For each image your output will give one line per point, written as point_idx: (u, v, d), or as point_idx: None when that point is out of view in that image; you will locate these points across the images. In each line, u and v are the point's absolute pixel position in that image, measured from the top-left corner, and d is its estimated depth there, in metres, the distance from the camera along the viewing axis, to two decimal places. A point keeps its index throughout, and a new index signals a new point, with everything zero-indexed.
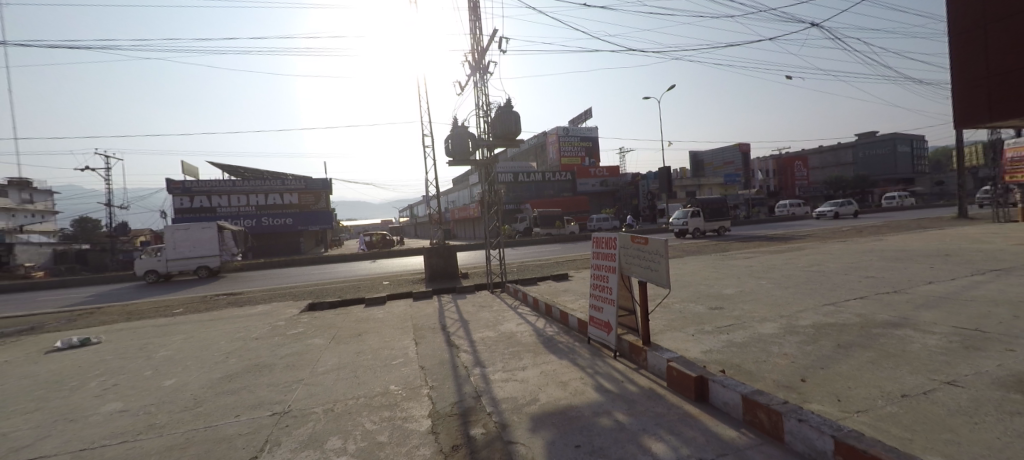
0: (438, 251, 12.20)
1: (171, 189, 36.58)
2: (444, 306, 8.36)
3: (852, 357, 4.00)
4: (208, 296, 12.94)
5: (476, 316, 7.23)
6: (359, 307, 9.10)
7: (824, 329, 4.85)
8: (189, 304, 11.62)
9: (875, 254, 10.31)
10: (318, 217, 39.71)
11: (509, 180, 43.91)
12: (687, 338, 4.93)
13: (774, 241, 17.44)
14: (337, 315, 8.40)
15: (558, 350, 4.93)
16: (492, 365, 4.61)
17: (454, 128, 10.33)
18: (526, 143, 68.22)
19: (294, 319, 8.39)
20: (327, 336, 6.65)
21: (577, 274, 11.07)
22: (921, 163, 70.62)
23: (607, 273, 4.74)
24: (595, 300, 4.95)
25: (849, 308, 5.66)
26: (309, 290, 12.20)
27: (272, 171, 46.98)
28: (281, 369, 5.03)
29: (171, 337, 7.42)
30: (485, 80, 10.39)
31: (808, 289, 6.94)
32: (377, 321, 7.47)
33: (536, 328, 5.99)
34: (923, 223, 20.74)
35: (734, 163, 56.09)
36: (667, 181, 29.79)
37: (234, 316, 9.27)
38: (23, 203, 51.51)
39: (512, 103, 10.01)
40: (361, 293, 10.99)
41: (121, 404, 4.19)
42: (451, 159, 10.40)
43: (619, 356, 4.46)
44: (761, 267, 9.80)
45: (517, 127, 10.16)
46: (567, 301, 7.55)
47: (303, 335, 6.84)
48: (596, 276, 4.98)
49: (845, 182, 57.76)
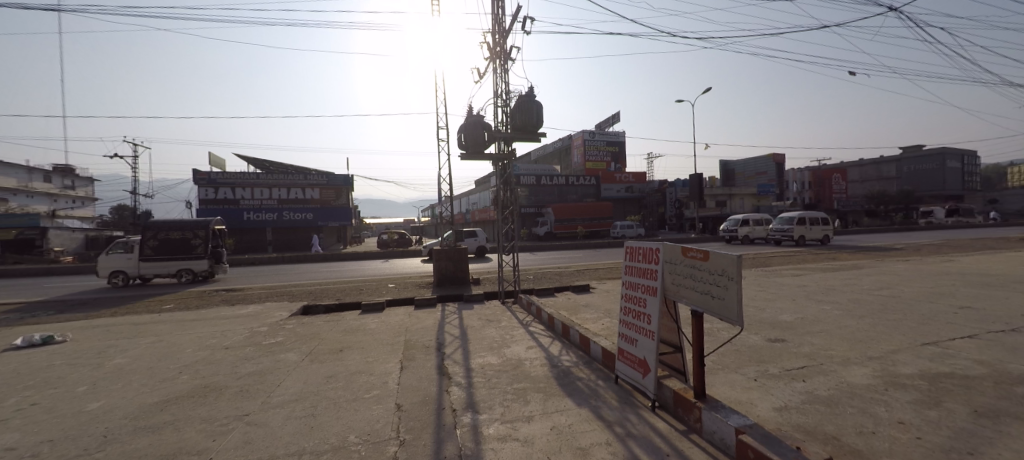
0: (447, 254, 11.26)
1: (196, 179, 36.99)
2: (445, 317, 7.34)
3: (1012, 436, 2.66)
4: (206, 291, 12.38)
5: (479, 332, 6.17)
6: (352, 314, 8.16)
7: (943, 383, 3.49)
8: (184, 299, 11.05)
9: (959, 279, 8.60)
10: (338, 213, 39.66)
11: (531, 182, 42.94)
12: (748, 386, 3.69)
13: (821, 256, 15.63)
14: (327, 322, 7.54)
15: (574, 391, 3.80)
16: (487, 410, 3.51)
17: (469, 119, 9.37)
18: (549, 145, 66.81)
19: (278, 325, 7.54)
20: (306, 350, 5.75)
21: (599, 286, 9.87)
22: (974, 179, 65.39)
23: (645, 295, 3.55)
24: (627, 329, 3.80)
25: (963, 351, 4.23)
26: (309, 290, 11.47)
27: (296, 166, 47.52)
28: (230, 397, 4.09)
29: (138, 343, 6.67)
30: (505, 67, 9.38)
31: (894, 321, 5.51)
32: (367, 333, 6.53)
33: (548, 356, 4.85)
34: (991, 243, 18.43)
35: (767, 173, 53.32)
36: (697, 188, 27.96)
37: (218, 318, 8.50)
38: (65, 190, 54.02)
39: (535, 91, 8.93)
40: (362, 297, 10.16)
41: (15, 437, 3.34)
42: (463, 152, 9.40)
43: (658, 408, 3.31)
44: (819, 288, 8.31)
45: (539, 118, 9.08)
46: (588, 321, 6.38)
47: (278, 347, 5.93)
48: (629, 298, 3.82)
49: (887, 197, 54.01)
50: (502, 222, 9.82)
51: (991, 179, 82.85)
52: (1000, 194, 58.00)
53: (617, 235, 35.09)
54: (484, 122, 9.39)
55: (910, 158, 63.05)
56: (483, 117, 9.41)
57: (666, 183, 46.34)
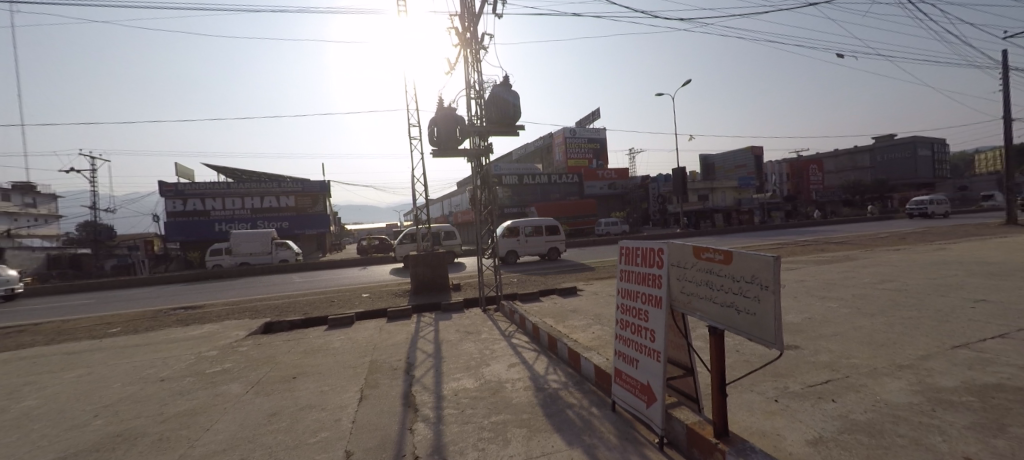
0: (424, 259, 10.51)
1: (163, 191, 35.19)
2: (419, 331, 6.58)
3: None
4: (160, 310, 11.30)
5: (455, 349, 5.45)
6: (316, 331, 7.33)
7: (997, 401, 2.98)
8: (134, 320, 10.00)
9: (957, 268, 8.31)
10: (315, 221, 38.24)
11: (514, 182, 42.31)
12: (771, 411, 3.11)
13: (810, 248, 15.42)
14: (287, 342, 6.72)
15: (565, 422, 3.15)
16: (458, 455, 2.81)
17: (440, 112, 8.66)
18: (531, 145, 66.37)
19: (230, 347, 6.67)
20: (255, 378, 4.95)
21: (588, 288, 9.27)
22: (942, 166, 67.84)
23: (647, 307, 2.92)
24: (625, 346, 3.16)
25: (1000, 355, 3.77)
26: (274, 305, 10.52)
27: (271, 174, 45.79)
28: (144, 446, 3.29)
29: (57, 377, 5.70)
30: (477, 57, 8.72)
31: (910, 320, 5.07)
32: (330, 353, 5.76)
33: (532, 376, 4.19)
34: (971, 229, 18.57)
35: (746, 166, 54.03)
36: (681, 183, 27.74)
37: (165, 342, 7.55)
38: (24, 206, 50.82)
39: (510, 81, 8.29)
40: (332, 309, 9.33)
41: None
42: (434, 148, 8.65)
43: (667, 446, 2.69)
44: (817, 283, 7.89)
45: (516, 110, 8.46)
46: (577, 330, 5.76)
47: (221, 377, 5.09)
48: (627, 308, 3.18)
49: (862, 186, 55.35)
50: (480, 224, 9.11)
51: (958, 167, 86.32)
52: (967, 180, 60.16)
53: (603, 232, 34.77)
54: (457, 115, 8.67)
55: (883, 148, 64.76)
56: (455, 111, 8.71)
57: (650, 179, 46.37)
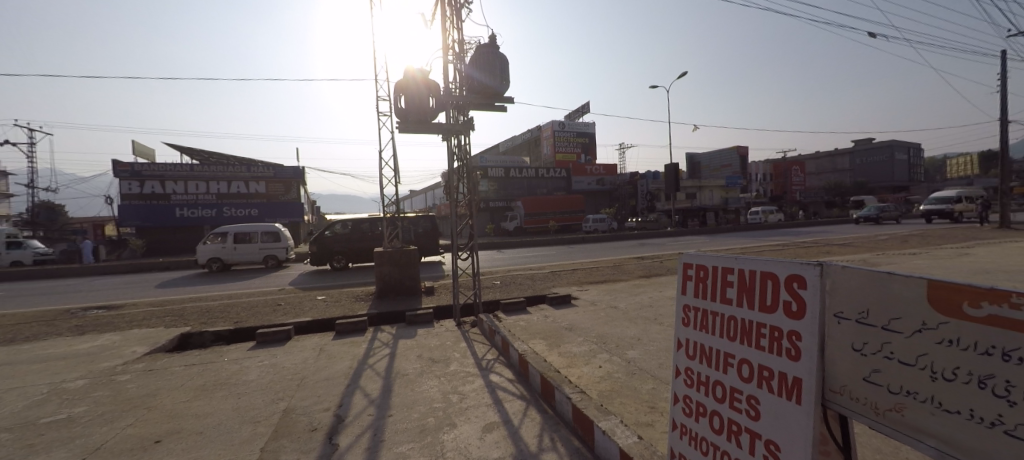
0: (391, 257, 8.89)
1: (117, 171, 32.11)
2: (369, 356, 5.00)
3: None
4: (60, 313, 9.20)
5: (408, 391, 3.87)
6: (236, 352, 5.62)
7: None
8: (25, 325, 8.07)
9: (1009, 279, 7.12)
10: (287, 209, 35.62)
11: (499, 175, 40.72)
12: None
13: (814, 250, 14.39)
14: (195, 366, 5.07)
15: None
16: None
17: (408, 76, 6.97)
18: (518, 137, 64.72)
19: (107, 374, 4.92)
20: (103, 439, 3.30)
21: (582, 296, 7.77)
22: (917, 171, 69.54)
23: (769, 393, 1.39)
24: (709, 452, 1.63)
25: None
26: (206, 308, 8.71)
27: (240, 157, 42.74)
28: None
29: None
30: (457, 10, 7.11)
31: None
32: (236, 392, 4.13)
33: (519, 454, 2.70)
34: (970, 233, 18.07)
35: (731, 165, 53.93)
36: (672, 179, 26.68)
37: (34, 362, 5.72)
38: None
39: (497, 41, 6.74)
40: (273, 317, 7.62)
41: None
42: (400, 122, 6.99)
43: None
44: None
45: (503, 77, 6.93)
46: (575, 363, 4.26)
47: (55, 435, 3.41)
48: (714, 383, 1.65)
49: (842, 188, 56.00)
50: (456, 218, 7.51)
51: (929, 172, 89.39)
52: (940, 184, 61.71)
53: (590, 229, 33.61)
54: (430, 83, 7.04)
55: (862, 151, 65.90)
56: (429, 77, 7.07)
57: (637, 175, 45.54)
